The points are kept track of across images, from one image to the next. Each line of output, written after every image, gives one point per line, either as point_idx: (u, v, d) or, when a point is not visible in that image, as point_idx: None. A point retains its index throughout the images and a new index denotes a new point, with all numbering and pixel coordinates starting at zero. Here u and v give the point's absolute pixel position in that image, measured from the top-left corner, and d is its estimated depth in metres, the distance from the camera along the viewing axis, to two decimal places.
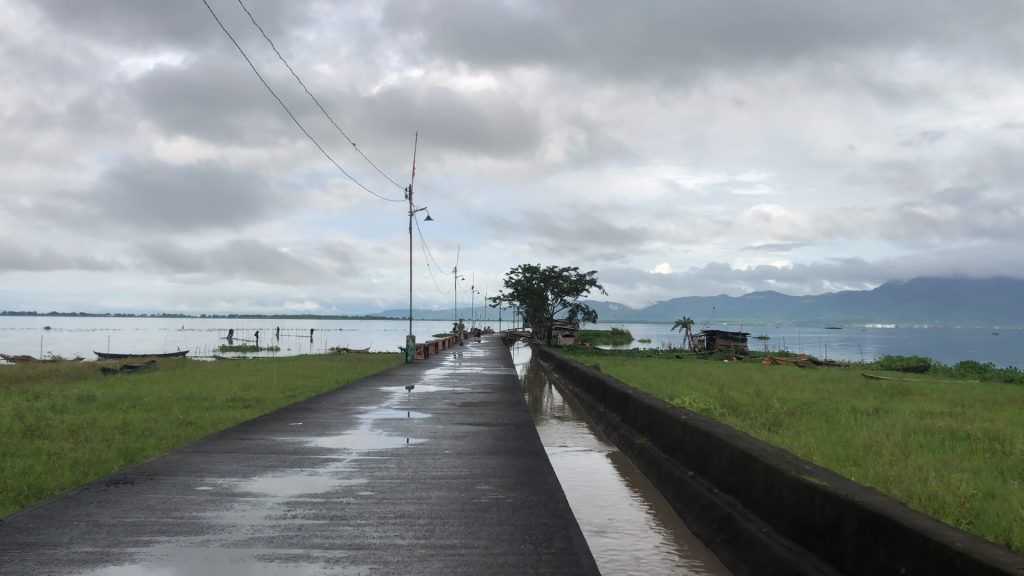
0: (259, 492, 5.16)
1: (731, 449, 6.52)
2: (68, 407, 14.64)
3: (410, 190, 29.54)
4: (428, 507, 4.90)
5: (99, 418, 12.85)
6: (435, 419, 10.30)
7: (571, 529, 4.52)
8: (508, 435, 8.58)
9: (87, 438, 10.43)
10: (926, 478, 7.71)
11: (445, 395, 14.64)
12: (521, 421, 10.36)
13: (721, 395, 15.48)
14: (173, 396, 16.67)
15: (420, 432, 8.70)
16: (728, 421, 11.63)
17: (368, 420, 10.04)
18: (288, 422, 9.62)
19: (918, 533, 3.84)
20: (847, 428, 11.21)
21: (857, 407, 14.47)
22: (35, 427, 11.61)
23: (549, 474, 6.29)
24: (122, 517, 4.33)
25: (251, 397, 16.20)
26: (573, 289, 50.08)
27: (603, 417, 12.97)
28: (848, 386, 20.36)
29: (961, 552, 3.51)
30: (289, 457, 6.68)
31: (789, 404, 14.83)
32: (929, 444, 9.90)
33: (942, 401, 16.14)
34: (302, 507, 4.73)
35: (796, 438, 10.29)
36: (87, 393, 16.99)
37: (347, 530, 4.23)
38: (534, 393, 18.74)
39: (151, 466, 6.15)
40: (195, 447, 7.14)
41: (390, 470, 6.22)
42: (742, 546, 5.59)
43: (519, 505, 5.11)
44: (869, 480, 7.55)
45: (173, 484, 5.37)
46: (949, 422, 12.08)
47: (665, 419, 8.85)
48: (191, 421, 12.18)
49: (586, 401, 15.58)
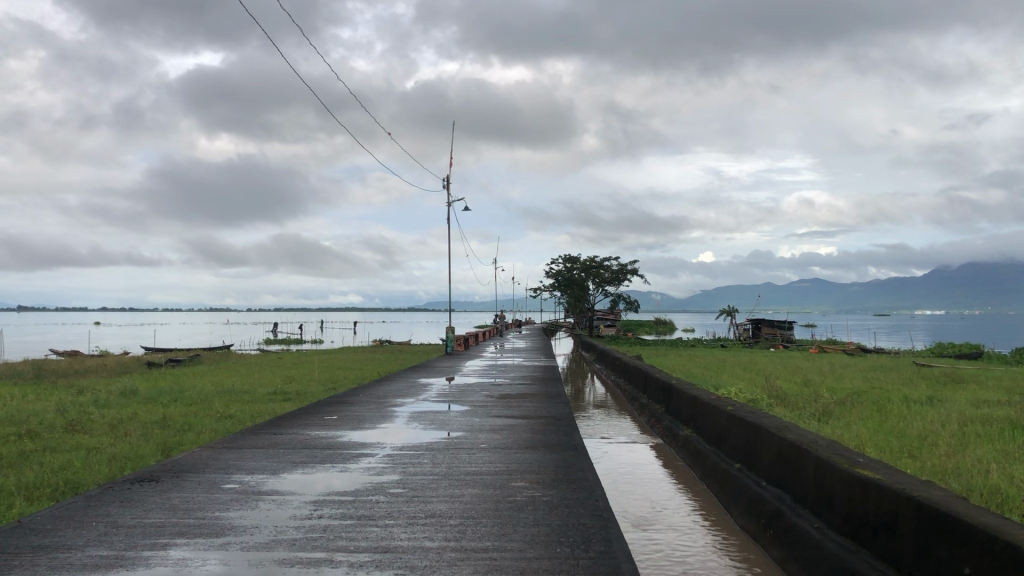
0: (287, 490, 4.97)
1: (780, 441, 6.21)
2: (110, 402, 14.66)
3: (446, 181, 29.44)
4: (461, 506, 4.69)
5: (139, 413, 12.83)
6: (473, 412, 10.08)
7: (611, 531, 4.26)
8: (547, 429, 8.36)
9: (125, 433, 10.39)
10: (988, 471, 7.33)
11: (483, 386, 14.49)
12: (561, 414, 10.12)
13: (767, 385, 15.14)
14: (214, 389, 16.70)
15: (457, 426, 8.49)
16: (775, 411, 11.32)
17: (404, 413, 9.85)
18: (324, 415, 9.51)
19: (983, 532, 3.54)
20: (900, 418, 10.82)
21: (909, 396, 14.01)
22: (75, 422, 11.62)
23: (588, 470, 6.05)
24: (141, 518, 4.17)
25: (292, 390, 16.17)
26: (615, 278, 49.56)
27: (646, 408, 12.70)
28: (899, 374, 19.84)
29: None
30: (321, 453, 6.48)
31: (837, 393, 14.44)
32: (988, 435, 9.48)
33: (997, 388, 15.60)
34: (329, 507, 4.55)
35: (846, 429, 9.92)
36: (129, 387, 17.09)
37: (374, 532, 4.03)
38: (575, 384, 18.45)
39: (178, 463, 6.03)
40: (226, 443, 6.99)
41: (424, 466, 6.01)
42: (792, 542, 5.30)
43: (557, 504, 4.88)
44: (926, 474, 7.20)
45: (199, 481, 5.23)
46: (1007, 411, 11.59)
47: (710, 410, 8.55)
48: (230, 415, 12.12)
49: (629, 392, 15.31)
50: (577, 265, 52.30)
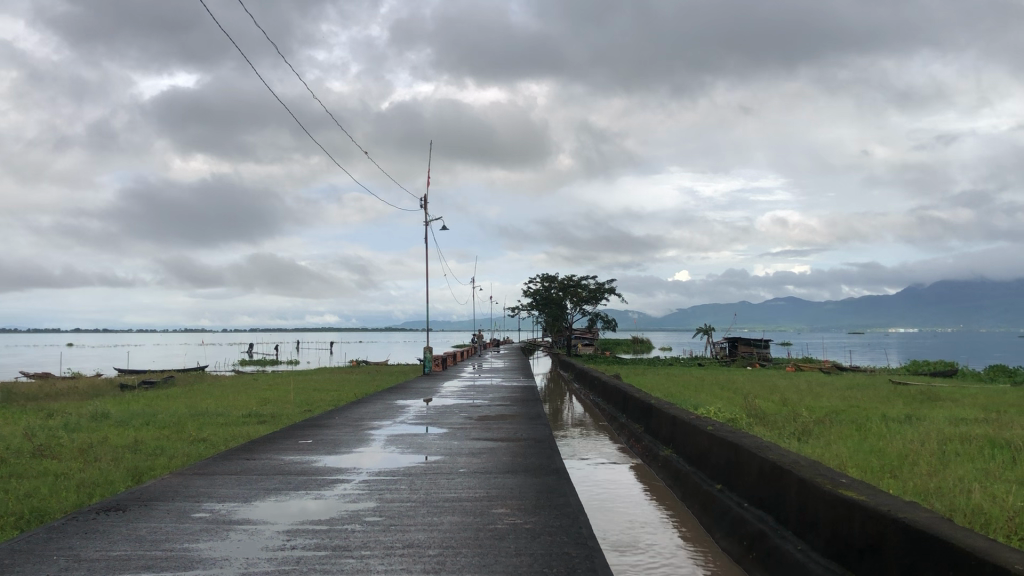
0: (258, 518, 4.82)
1: (761, 461, 6.14)
2: (81, 425, 14.37)
3: (424, 201, 29.37)
4: (440, 535, 4.55)
5: (110, 437, 12.56)
6: (451, 435, 9.93)
7: (596, 561, 4.14)
8: (526, 451, 8.25)
9: (95, 458, 10.13)
10: (970, 490, 7.29)
11: (461, 407, 14.32)
12: (541, 435, 10.00)
13: (745, 403, 15.10)
14: (187, 412, 16.40)
15: (435, 449, 8.34)
16: (756, 431, 11.26)
17: (381, 436, 9.68)
18: (299, 439, 9.32)
19: (968, 555, 3.45)
20: (880, 437, 10.79)
21: (888, 414, 14.00)
22: (44, 447, 11.33)
23: (570, 495, 5.93)
24: (106, 550, 4.01)
25: (267, 412, 15.91)
26: (592, 297, 49.59)
27: (625, 428, 12.61)
28: (876, 392, 19.91)
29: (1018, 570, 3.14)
30: (296, 479, 6.32)
31: (816, 412, 14.41)
32: (968, 453, 9.45)
33: (974, 406, 15.67)
34: (302, 536, 4.41)
35: (827, 448, 9.87)
36: (100, 410, 16.73)
37: (349, 563, 3.89)
38: (554, 403, 18.29)
39: (147, 490, 5.85)
40: (196, 469, 6.80)
41: (401, 492, 5.86)
42: (775, 564, 5.22)
43: (538, 532, 4.76)
44: (908, 494, 7.14)
45: (168, 510, 5.06)
46: (985, 428, 11.58)
47: (690, 430, 8.47)
48: (203, 439, 11.86)
49: (608, 411, 15.21)
50: (554, 284, 52.33)
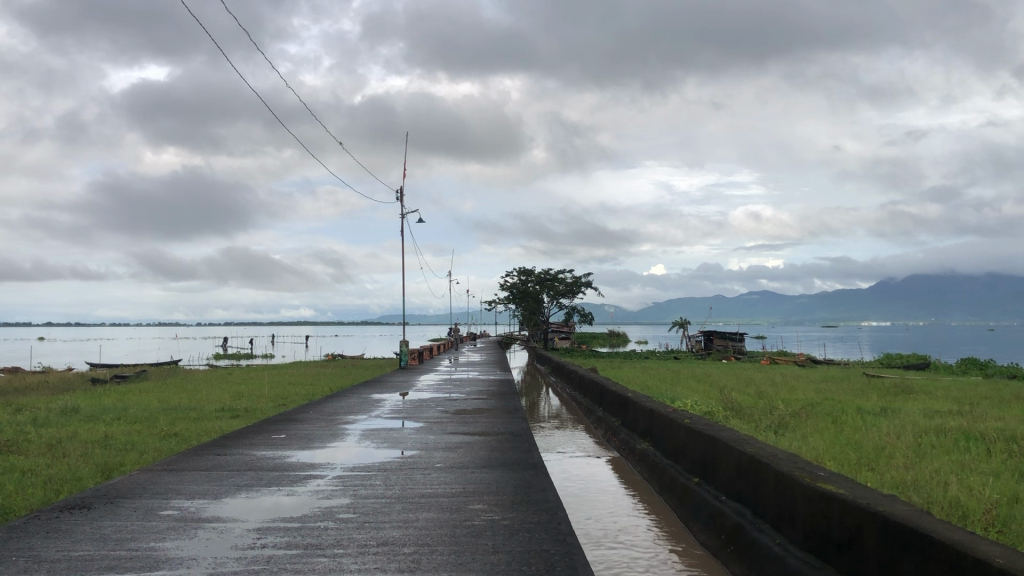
0: (228, 516, 4.69)
1: (739, 454, 6.07)
2: (50, 420, 14.09)
3: (399, 196, 29.13)
4: (416, 532, 4.45)
5: (79, 432, 12.29)
6: (426, 429, 9.80)
7: (576, 558, 4.05)
8: (503, 446, 8.14)
9: (64, 454, 9.92)
10: (947, 483, 7.26)
11: (437, 401, 14.16)
12: (517, 429, 9.89)
13: (721, 396, 15.06)
14: (159, 407, 16.13)
15: (411, 444, 8.21)
16: (734, 424, 11.22)
17: (355, 430, 9.52)
18: (272, 434, 9.17)
19: (948, 548, 3.39)
20: (855, 430, 10.76)
21: (862, 407, 14.02)
22: (11, 443, 11.06)
23: (549, 490, 5.84)
24: (67, 550, 3.87)
25: (241, 406, 15.68)
26: (569, 291, 49.56)
27: (601, 421, 12.53)
28: (850, 385, 19.96)
29: (998, 565, 3.08)
30: (267, 475, 6.19)
31: (791, 405, 14.40)
32: (944, 446, 9.44)
33: (947, 399, 15.75)
34: (273, 534, 4.28)
35: (804, 441, 9.84)
36: (71, 405, 16.43)
37: (321, 562, 3.78)
38: (531, 397, 18.20)
39: (113, 488, 5.68)
40: (165, 465, 6.64)
41: (376, 489, 5.74)
42: (752, 558, 5.16)
43: (516, 528, 4.67)
44: (886, 487, 7.11)
45: (135, 508, 4.92)
46: (959, 421, 11.59)
47: (668, 423, 8.40)
48: (174, 434, 11.64)
49: (585, 404, 15.14)
50: (531, 278, 52.23)
